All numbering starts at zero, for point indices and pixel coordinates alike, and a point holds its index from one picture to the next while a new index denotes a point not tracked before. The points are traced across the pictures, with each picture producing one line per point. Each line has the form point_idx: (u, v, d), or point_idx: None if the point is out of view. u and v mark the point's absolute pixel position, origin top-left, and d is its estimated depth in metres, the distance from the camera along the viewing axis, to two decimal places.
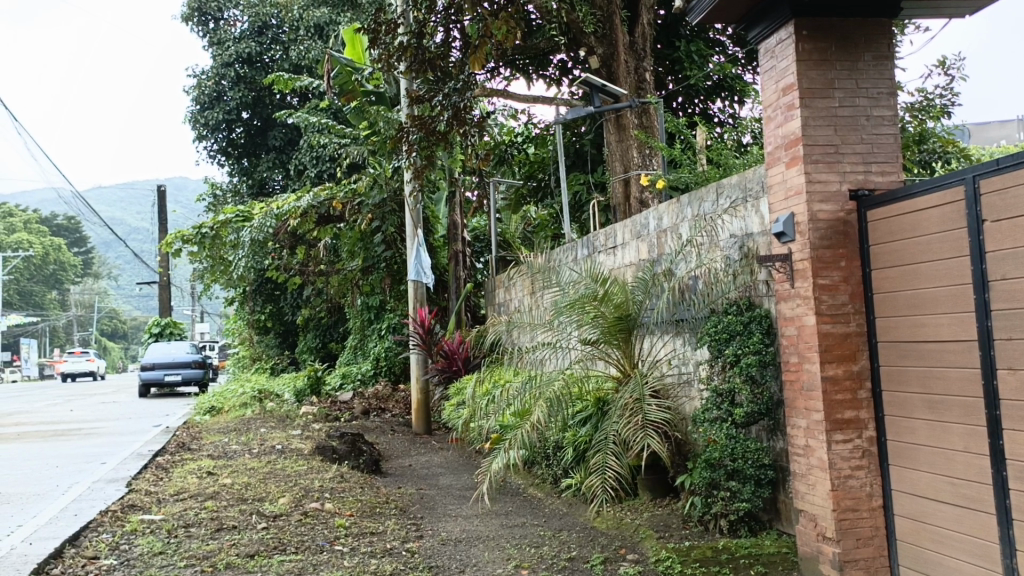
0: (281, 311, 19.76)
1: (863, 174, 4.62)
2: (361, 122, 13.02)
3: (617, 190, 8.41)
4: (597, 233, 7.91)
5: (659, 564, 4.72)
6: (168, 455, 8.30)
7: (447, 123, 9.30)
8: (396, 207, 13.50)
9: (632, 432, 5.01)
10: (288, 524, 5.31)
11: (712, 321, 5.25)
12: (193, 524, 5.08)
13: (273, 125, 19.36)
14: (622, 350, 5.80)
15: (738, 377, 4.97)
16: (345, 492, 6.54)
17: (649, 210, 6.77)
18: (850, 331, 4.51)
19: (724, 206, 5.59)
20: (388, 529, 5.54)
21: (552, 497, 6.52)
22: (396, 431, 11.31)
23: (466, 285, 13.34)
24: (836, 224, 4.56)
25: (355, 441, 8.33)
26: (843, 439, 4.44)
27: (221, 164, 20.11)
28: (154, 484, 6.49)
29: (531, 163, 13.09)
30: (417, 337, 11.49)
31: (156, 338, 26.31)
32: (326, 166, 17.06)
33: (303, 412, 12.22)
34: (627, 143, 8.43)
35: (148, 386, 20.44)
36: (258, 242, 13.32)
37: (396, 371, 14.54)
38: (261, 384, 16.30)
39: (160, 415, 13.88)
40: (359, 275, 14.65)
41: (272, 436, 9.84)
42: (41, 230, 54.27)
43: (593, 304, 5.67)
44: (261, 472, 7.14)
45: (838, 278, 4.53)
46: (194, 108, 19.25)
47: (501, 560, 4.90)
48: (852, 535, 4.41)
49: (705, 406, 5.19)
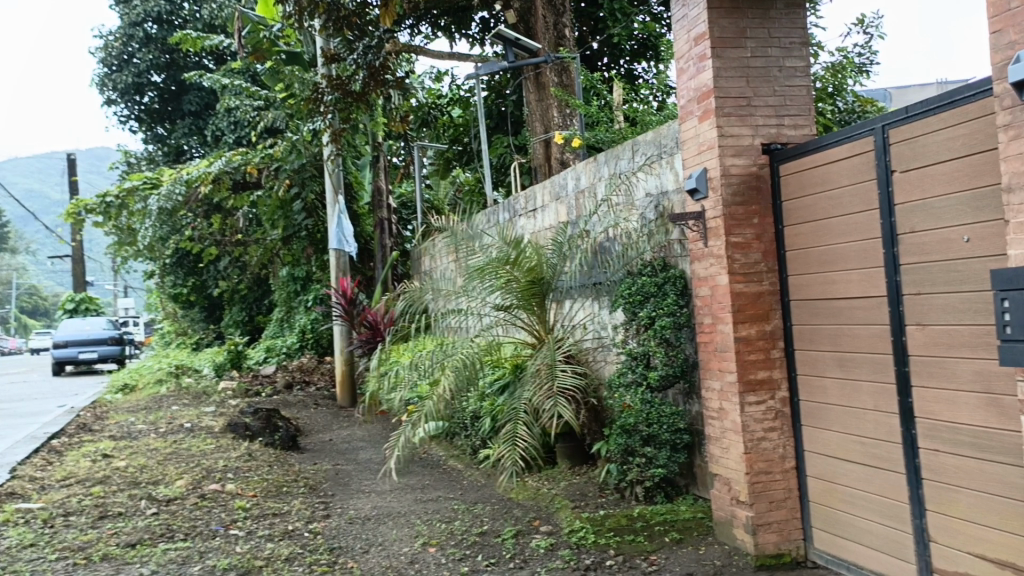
0: (204, 285, 18.95)
1: (775, 127, 4.46)
2: (276, 85, 12.44)
3: (537, 150, 8.14)
4: (517, 196, 7.61)
5: (573, 535, 4.57)
6: (64, 437, 7.85)
7: (363, 83, 8.95)
8: (316, 172, 12.96)
9: (543, 400, 4.82)
10: (182, 508, 5.01)
11: (626, 283, 5.04)
12: (74, 512, 4.77)
13: (188, 89, 18.41)
14: (537, 315, 5.56)
15: (652, 340, 4.80)
16: (251, 471, 6.22)
17: (567, 170, 6.50)
18: (763, 291, 4.39)
19: (639, 163, 5.36)
20: (292, 509, 5.25)
21: (472, 468, 6.31)
22: (320, 405, 10.94)
23: (392, 253, 12.87)
24: (749, 179, 4.41)
25: (270, 417, 7.97)
26: (756, 400, 4.32)
27: (134, 131, 19.11)
28: (41, 468, 6.11)
29: (455, 126, 12.68)
30: (339, 308, 10.91)
31: (72, 314, 25.17)
32: (244, 131, 16.30)
33: (221, 388, 11.74)
34: (547, 103, 8.13)
35: (62, 365, 19.47)
36: (166, 210, 12.64)
37: (324, 343, 14.05)
38: (181, 359, 15.67)
39: (69, 394, 13.23)
40: (280, 244, 14.08)
41: (184, 413, 9.40)
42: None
43: (505, 268, 5.38)
44: (162, 453, 6.80)
45: (750, 236, 4.39)
46: (101, 71, 18.24)
47: (409, 539, 4.67)
48: (765, 498, 4.31)
49: (620, 371, 5.01)
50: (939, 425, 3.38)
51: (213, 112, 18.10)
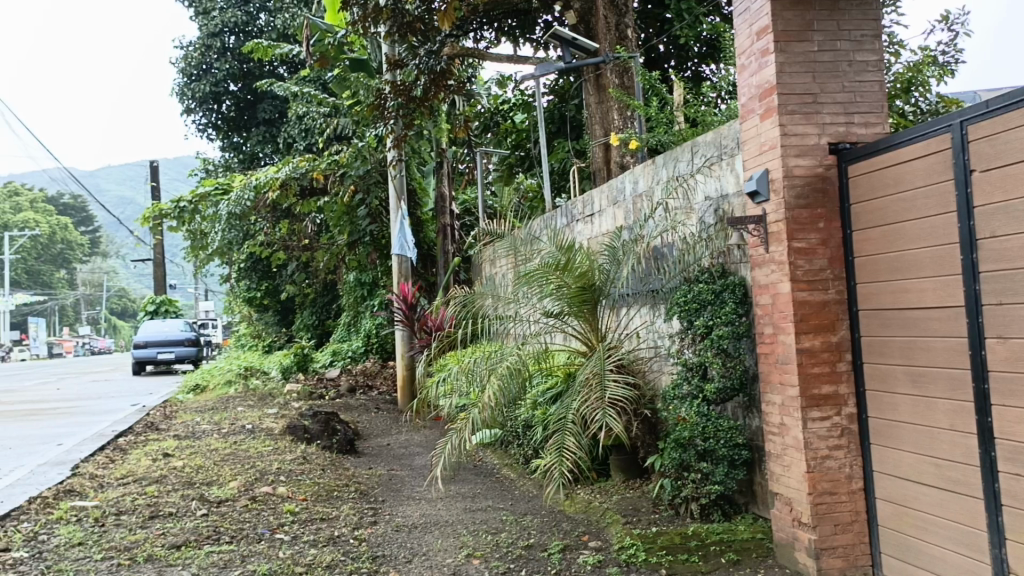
0: (277, 289, 19.37)
1: (844, 126, 4.20)
2: (344, 92, 12.61)
3: (597, 154, 7.96)
4: (575, 201, 7.45)
5: (623, 552, 4.36)
6: (131, 436, 8.07)
7: (425, 87, 8.82)
8: (381, 178, 13.06)
9: (590, 410, 4.64)
10: (231, 510, 5.03)
11: (682, 290, 4.82)
12: (126, 511, 4.84)
13: (262, 97, 18.88)
14: (588, 323, 5.39)
15: (709, 350, 4.56)
16: (304, 474, 6.22)
17: (625, 173, 6.31)
18: (829, 299, 4.12)
19: (698, 165, 5.14)
20: (340, 514, 5.20)
21: (524, 478, 6.17)
22: (381, 409, 10.98)
23: (455, 259, 12.85)
24: (815, 180, 4.15)
25: (328, 420, 8.00)
26: (820, 416, 4.06)
27: (212, 139, 19.71)
28: (102, 466, 6.27)
29: (518, 132, 12.62)
30: (400, 313, 10.94)
31: (152, 316, 26.14)
32: (314, 138, 16.58)
33: (287, 390, 11.93)
34: (608, 105, 7.94)
35: (141, 364, 20.20)
36: (236, 215, 12.94)
37: (388, 348, 14.12)
38: (251, 361, 16.03)
39: (143, 393, 13.69)
40: (346, 249, 14.24)
41: (247, 415, 9.55)
42: (46, 209, 53.96)
43: (555, 273, 5.22)
44: (220, 453, 6.88)
45: (815, 241, 4.13)
46: (181, 81, 18.86)
47: (454, 549, 4.55)
48: (830, 520, 4.04)
49: (675, 382, 4.79)
50: (1021, 449, 3.08)
51: (286, 119, 18.50)
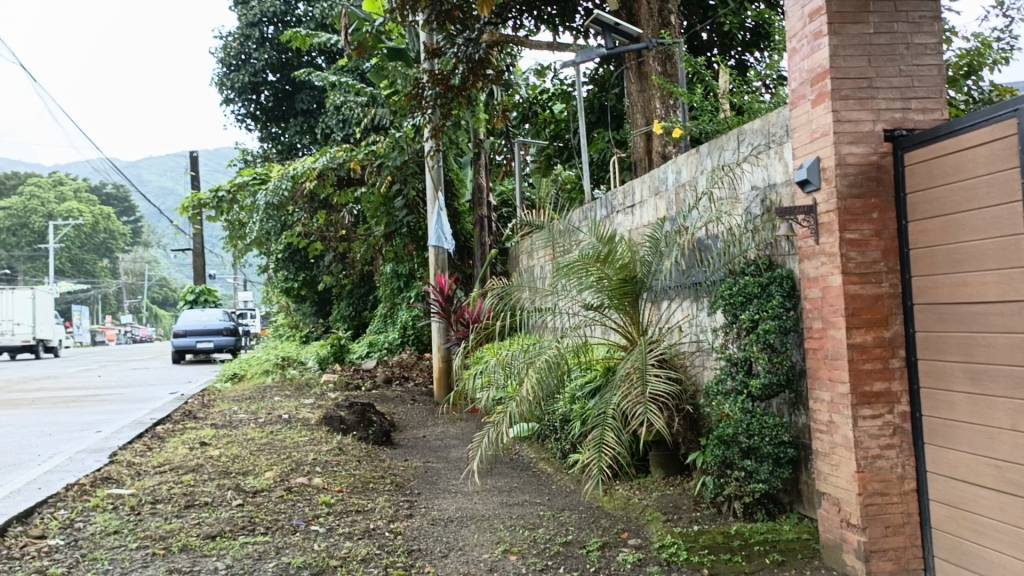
0: (314, 280, 19.50)
1: (900, 112, 4.02)
2: (381, 82, 12.60)
3: (638, 144, 7.81)
4: (614, 191, 7.32)
5: (663, 551, 4.24)
6: (169, 424, 8.17)
7: (463, 77, 8.75)
8: (417, 169, 13.04)
9: (631, 406, 4.52)
10: (267, 500, 5.03)
11: (727, 283, 4.68)
12: (162, 500, 4.89)
13: (301, 88, 18.99)
14: (629, 315, 5.27)
15: (754, 345, 4.41)
16: (340, 465, 6.21)
17: (667, 163, 6.17)
18: (882, 293, 3.95)
19: (745, 153, 4.98)
20: (376, 506, 5.17)
21: (562, 473, 6.08)
22: (417, 400, 10.99)
23: (491, 251, 12.78)
24: (868, 169, 3.98)
25: (364, 411, 7.99)
26: (872, 414, 3.90)
27: (250, 129, 19.90)
28: (140, 454, 6.36)
29: (557, 123, 12.49)
30: (436, 305, 10.90)
31: (192, 305, 26.56)
32: (351, 129, 16.62)
33: (323, 380, 11.99)
34: (649, 93, 7.78)
35: (182, 353, 20.53)
36: (274, 205, 13.03)
37: (424, 339, 14.11)
38: (289, 351, 16.16)
39: (182, 382, 13.92)
40: (383, 240, 14.25)
41: (283, 404, 9.61)
42: (91, 199, 55.11)
43: (596, 265, 5.11)
44: (256, 443, 6.92)
45: (868, 232, 3.96)
46: (221, 71, 19.05)
47: (490, 544, 4.48)
48: (880, 522, 3.88)
49: (718, 376, 4.66)
50: None
51: (323, 110, 18.58)
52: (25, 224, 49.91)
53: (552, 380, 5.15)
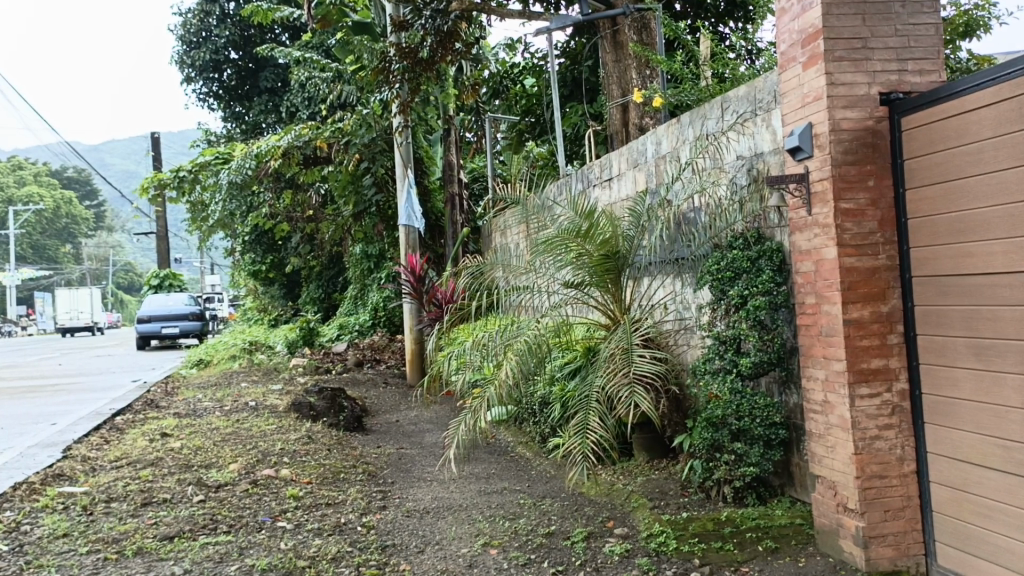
0: (282, 262, 19.02)
1: (896, 74, 3.79)
2: (346, 57, 12.15)
3: (614, 116, 7.54)
4: (591, 165, 7.06)
5: (652, 540, 4.03)
6: (129, 414, 7.82)
7: (432, 49, 8.39)
8: (386, 146, 12.65)
9: (617, 388, 4.29)
10: (231, 495, 4.74)
11: (714, 257, 4.44)
12: (117, 498, 4.59)
13: (264, 65, 18.40)
14: (612, 294, 5.02)
15: (744, 322, 4.18)
16: (310, 455, 5.93)
17: (647, 135, 5.92)
18: (879, 265, 3.74)
19: (729, 122, 4.73)
20: (347, 499, 4.91)
21: (541, 458, 5.86)
22: (390, 384, 10.70)
23: (464, 229, 12.45)
24: (863, 134, 3.75)
25: (334, 397, 7.68)
26: (869, 393, 3.70)
27: (212, 108, 19.29)
28: (96, 448, 6.03)
29: (528, 97, 12.15)
30: (408, 285, 10.57)
31: (157, 290, 25.89)
32: (317, 106, 16.10)
33: (292, 364, 11.63)
34: (625, 63, 7.46)
35: (146, 339, 19.98)
36: (237, 184, 12.59)
37: (396, 321, 13.78)
38: (257, 335, 15.75)
39: (146, 369, 13.48)
40: (352, 220, 13.87)
41: (250, 391, 9.27)
42: (50, 183, 53.66)
43: (576, 241, 4.86)
44: (221, 433, 6.61)
45: (864, 201, 3.74)
46: (181, 48, 18.39)
47: (469, 537, 4.23)
48: (879, 506, 3.70)
49: (706, 356, 4.44)
50: None
51: (288, 88, 18.04)
52: None
53: (533, 363, 4.89)
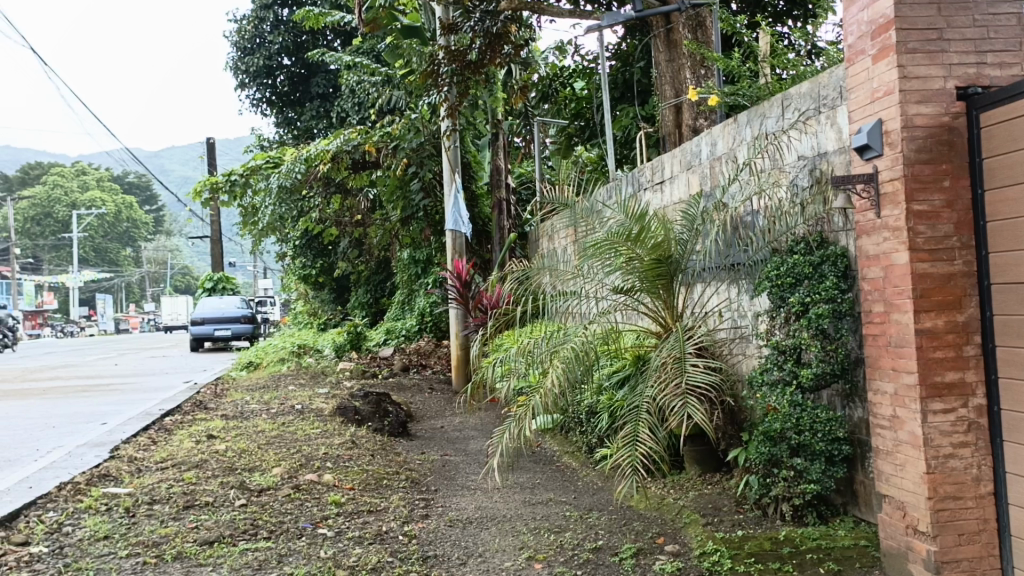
0: (332, 267, 19.14)
1: (975, 66, 3.54)
2: (396, 61, 12.14)
3: (667, 117, 7.34)
4: (642, 167, 6.86)
5: (704, 559, 3.82)
6: (177, 415, 7.87)
7: (480, 51, 8.29)
8: (435, 151, 12.62)
9: (670, 399, 4.09)
10: (272, 500, 4.68)
11: (773, 262, 4.22)
12: (159, 500, 4.56)
13: (316, 71, 18.59)
14: (663, 300, 4.83)
15: (805, 331, 3.95)
16: (353, 460, 5.85)
17: (701, 135, 5.71)
18: (955, 271, 3.49)
19: (791, 120, 4.51)
20: (389, 506, 4.80)
21: (588, 468, 5.68)
22: (435, 390, 10.62)
23: (511, 235, 12.32)
24: (939, 131, 3.51)
25: (380, 401, 7.62)
26: (943, 408, 3.45)
27: (265, 114, 19.56)
28: (142, 449, 6.05)
29: (578, 100, 11.95)
30: (454, 290, 10.47)
31: (210, 293, 26.36)
32: (367, 111, 16.18)
33: (339, 368, 11.64)
34: (679, 63, 7.25)
35: (199, 341, 20.32)
36: (287, 188, 12.70)
37: (442, 327, 13.71)
38: (305, 339, 15.86)
39: (196, 370, 13.65)
40: (400, 225, 13.85)
41: (297, 394, 9.27)
42: (112, 188, 55.25)
43: (626, 245, 4.68)
44: (266, 436, 6.58)
45: (939, 203, 3.50)
46: (236, 54, 18.71)
47: (513, 550, 4.08)
48: (953, 530, 3.45)
49: (763, 366, 4.22)
50: None
51: (339, 93, 18.18)
52: (48, 212, 50.07)
53: (581, 371, 4.73)
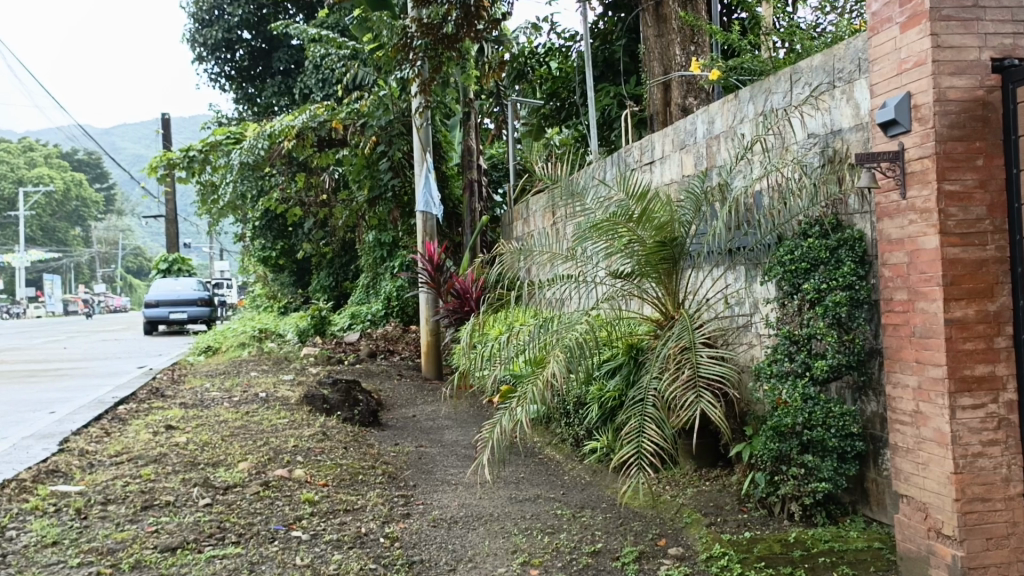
0: (293, 249, 18.57)
1: (1011, 37, 3.31)
2: (363, 35, 11.62)
3: (654, 95, 7.07)
4: (629, 147, 6.57)
5: (711, 563, 3.56)
6: (132, 404, 7.40)
7: (457, 24, 7.83)
8: (403, 129, 12.18)
9: (678, 393, 3.77)
10: (240, 499, 4.30)
11: (784, 246, 3.94)
12: (115, 500, 4.15)
13: (278, 46, 17.93)
14: (662, 285, 4.54)
15: (820, 320, 3.68)
16: (325, 453, 5.48)
17: (696, 114, 5.45)
18: (987, 257, 3.25)
19: (801, 95, 4.24)
20: (367, 504, 4.46)
21: (574, 461, 5.40)
22: (403, 376, 10.23)
23: (482, 218, 11.95)
24: (973, 105, 3.26)
25: (349, 389, 7.24)
26: (973, 404, 3.22)
27: (224, 89, 18.86)
28: (95, 441, 5.61)
29: (553, 79, 11.48)
30: (424, 275, 10.09)
31: (164, 274, 25.51)
32: (332, 88, 15.64)
33: (303, 354, 11.20)
34: (668, 38, 6.95)
35: (153, 324, 19.59)
36: (248, 165, 12.14)
37: (409, 311, 13.32)
38: (265, 323, 15.34)
39: (151, 355, 13.06)
40: (366, 206, 13.38)
41: (260, 381, 8.83)
42: (61, 165, 53.31)
43: (626, 226, 4.38)
44: (230, 427, 6.17)
45: (972, 183, 3.26)
46: (193, 27, 17.97)
47: (505, 554, 3.77)
48: (980, 533, 3.24)
49: (773, 356, 3.95)
50: None
51: (302, 70, 17.56)
52: None
53: (583, 361, 4.41)
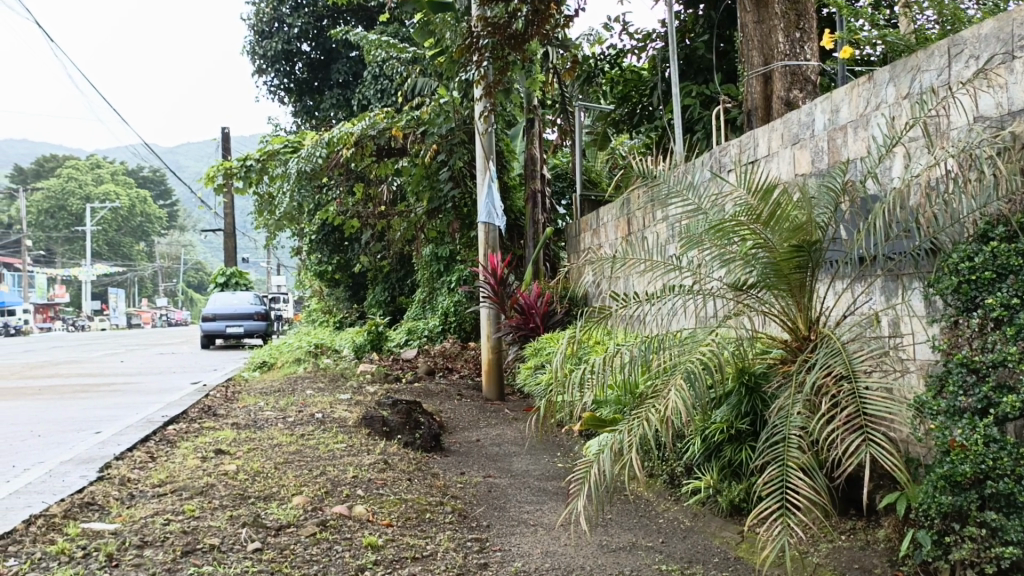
0: (348, 263, 18.23)
1: None
2: (424, 40, 11.12)
3: (753, 89, 6.55)
4: (725, 145, 5.91)
5: None
6: (182, 424, 6.93)
7: (527, 20, 7.17)
8: (465, 138, 11.69)
9: (837, 435, 3.05)
10: (294, 543, 3.72)
11: (957, 251, 3.21)
12: (152, 543, 3.60)
13: (336, 57, 17.68)
14: (792, 299, 3.85)
15: (1011, 344, 2.93)
16: (388, 486, 4.86)
17: (811, 103, 4.76)
18: None
19: (964, 72, 3.53)
20: (438, 552, 3.82)
21: (668, 501, 4.69)
22: (465, 396, 9.56)
23: (546, 230, 11.25)
24: None
25: (409, 412, 6.63)
26: None
27: (282, 101, 18.70)
28: (138, 468, 5.11)
29: (625, 81, 10.80)
30: (487, 289, 9.48)
31: (222, 288, 25.49)
32: (392, 98, 15.28)
33: (360, 371, 10.68)
34: (771, 24, 6.43)
35: (210, 338, 19.43)
36: (305, 174, 11.72)
37: (467, 327, 12.73)
38: (319, 338, 14.89)
39: (205, 371, 12.72)
40: (425, 218, 12.90)
41: (316, 399, 8.32)
42: (127, 181, 54.51)
43: (751, 229, 3.71)
44: (283, 453, 5.62)
45: None
46: (252, 38, 17.85)
47: None
48: None
49: (941, 388, 3.22)
50: None
51: (361, 81, 17.22)
52: (62, 205, 49.45)
53: (704, 389, 3.76)
